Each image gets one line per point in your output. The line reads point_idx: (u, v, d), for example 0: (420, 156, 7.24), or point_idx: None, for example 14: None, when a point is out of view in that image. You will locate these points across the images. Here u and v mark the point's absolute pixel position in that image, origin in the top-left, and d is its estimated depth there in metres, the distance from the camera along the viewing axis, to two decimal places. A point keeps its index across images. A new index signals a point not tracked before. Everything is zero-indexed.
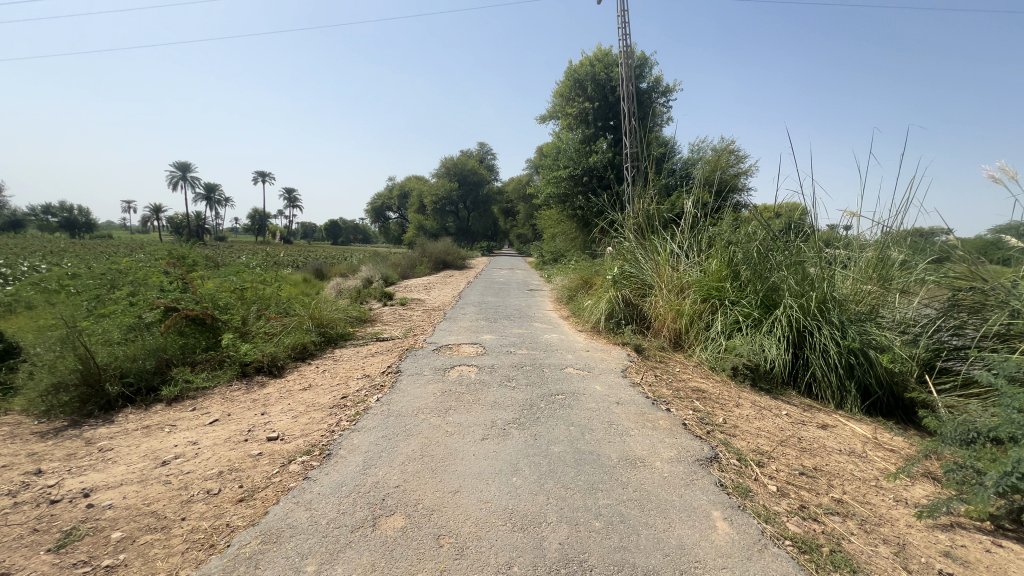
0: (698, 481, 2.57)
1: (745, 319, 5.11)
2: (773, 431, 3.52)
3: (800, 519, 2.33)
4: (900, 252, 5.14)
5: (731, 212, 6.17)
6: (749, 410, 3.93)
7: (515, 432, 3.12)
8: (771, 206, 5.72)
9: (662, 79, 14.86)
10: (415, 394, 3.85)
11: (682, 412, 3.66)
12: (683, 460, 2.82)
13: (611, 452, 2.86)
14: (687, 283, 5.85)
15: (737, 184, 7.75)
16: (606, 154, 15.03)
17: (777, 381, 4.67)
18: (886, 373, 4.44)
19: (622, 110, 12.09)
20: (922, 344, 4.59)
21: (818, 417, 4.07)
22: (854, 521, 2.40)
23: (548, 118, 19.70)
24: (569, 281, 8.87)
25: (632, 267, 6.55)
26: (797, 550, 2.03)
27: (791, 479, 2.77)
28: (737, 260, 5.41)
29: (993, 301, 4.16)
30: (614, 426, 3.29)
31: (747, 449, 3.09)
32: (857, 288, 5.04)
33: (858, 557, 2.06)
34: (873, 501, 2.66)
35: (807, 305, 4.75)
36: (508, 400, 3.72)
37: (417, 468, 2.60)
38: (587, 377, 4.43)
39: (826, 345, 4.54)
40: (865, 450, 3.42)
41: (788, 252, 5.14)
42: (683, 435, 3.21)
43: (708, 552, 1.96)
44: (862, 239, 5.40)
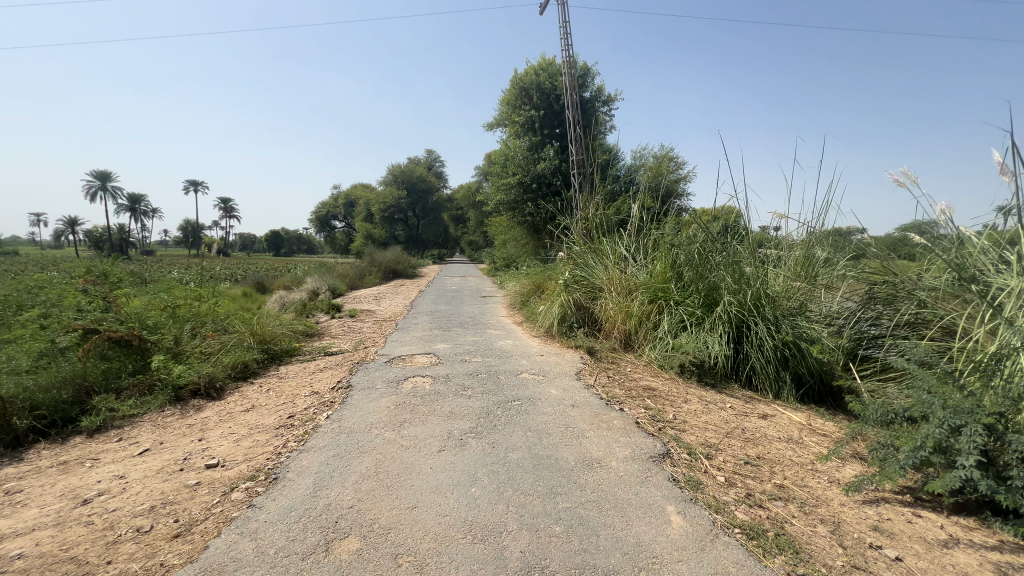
0: (652, 478, 2.64)
1: (690, 317, 5.34)
2: (719, 424, 3.70)
3: (747, 506, 2.44)
4: (823, 250, 5.51)
5: (673, 216, 6.44)
6: (696, 405, 4.10)
7: (472, 441, 3.09)
8: (709, 211, 6.02)
9: (604, 89, 15.40)
10: (367, 409, 3.72)
11: (634, 411, 3.77)
12: (637, 458, 2.89)
13: (568, 455, 2.89)
14: (634, 285, 6.05)
15: (679, 190, 8.13)
16: (553, 162, 15.38)
17: (721, 375, 4.94)
18: (816, 363, 4.80)
19: (568, 119, 12.40)
20: (846, 335, 4.99)
21: (759, 407, 4.31)
22: (795, 504, 2.55)
23: (496, 125, 19.96)
24: (522, 287, 8.91)
25: (582, 272, 6.69)
26: (745, 537, 2.13)
27: (737, 468, 2.92)
28: (679, 262, 5.65)
29: (904, 293, 4.57)
30: (570, 429, 3.32)
31: (696, 443, 3.22)
32: (787, 285, 5.28)
33: (800, 539, 2.19)
34: (811, 484, 2.84)
35: (744, 302, 5.03)
36: (464, 409, 3.68)
37: (371, 486, 2.51)
38: (542, 382, 4.46)
39: (762, 340, 4.86)
40: (801, 436, 3.66)
41: (725, 253, 5.38)
42: (636, 433, 3.29)
43: (665, 547, 2.02)
44: (790, 239, 5.77)
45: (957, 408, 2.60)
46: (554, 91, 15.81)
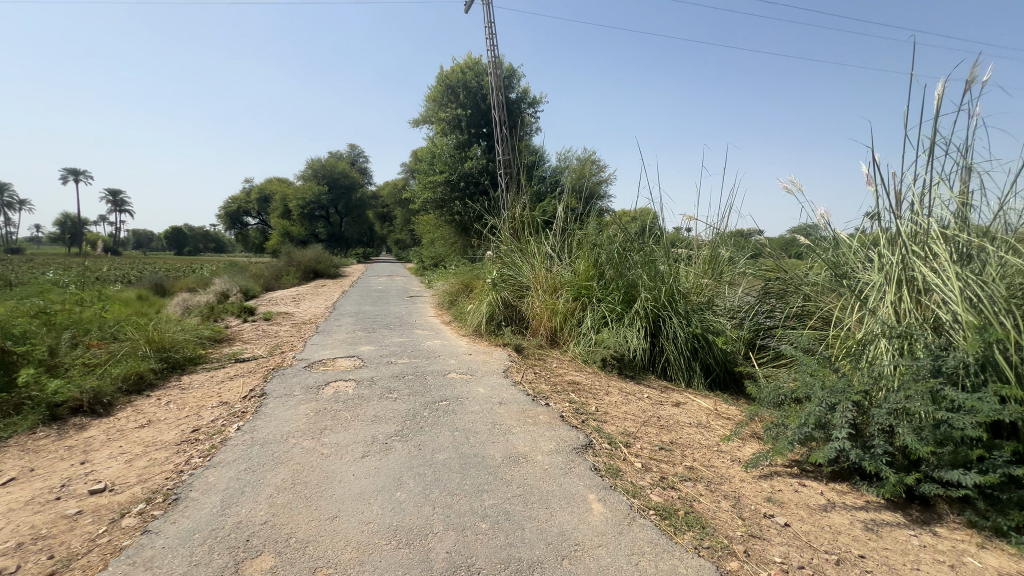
0: (575, 469, 2.75)
1: (611, 313, 5.61)
2: (637, 413, 3.92)
3: (661, 489, 2.61)
4: (727, 249, 6.05)
5: (595, 217, 6.71)
6: (617, 396, 4.32)
7: (397, 445, 3.02)
8: (628, 212, 6.35)
9: (529, 91, 15.70)
10: (283, 418, 3.49)
11: (559, 405, 3.89)
12: (562, 450, 2.98)
13: (495, 452, 2.92)
14: (559, 283, 6.23)
15: (601, 191, 8.48)
16: (480, 161, 15.41)
17: (639, 367, 5.25)
18: (721, 353, 5.26)
19: (494, 119, 12.45)
20: (746, 326, 5.50)
21: (672, 396, 4.64)
22: (702, 483, 2.77)
23: (422, 122, 19.64)
24: (449, 286, 8.83)
25: (510, 270, 6.77)
26: (659, 518, 2.28)
27: (653, 454, 3.11)
28: (601, 261, 5.90)
29: (793, 288, 5.13)
30: (497, 426, 3.35)
31: (616, 433, 3.39)
32: (698, 282, 5.74)
33: (706, 515, 2.39)
34: (716, 464, 3.11)
35: (659, 298, 5.37)
36: (389, 413, 3.58)
37: (287, 499, 2.36)
38: (471, 381, 4.47)
39: (676, 333, 5.25)
40: (709, 421, 3.99)
41: (642, 252, 5.70)
42: (560, 427, 3.40)
43: (586, 534, 2.11)
44: (699, 240, 6.25)
45: (833, 388, 2.97)
46: (481, 91, 15.84)
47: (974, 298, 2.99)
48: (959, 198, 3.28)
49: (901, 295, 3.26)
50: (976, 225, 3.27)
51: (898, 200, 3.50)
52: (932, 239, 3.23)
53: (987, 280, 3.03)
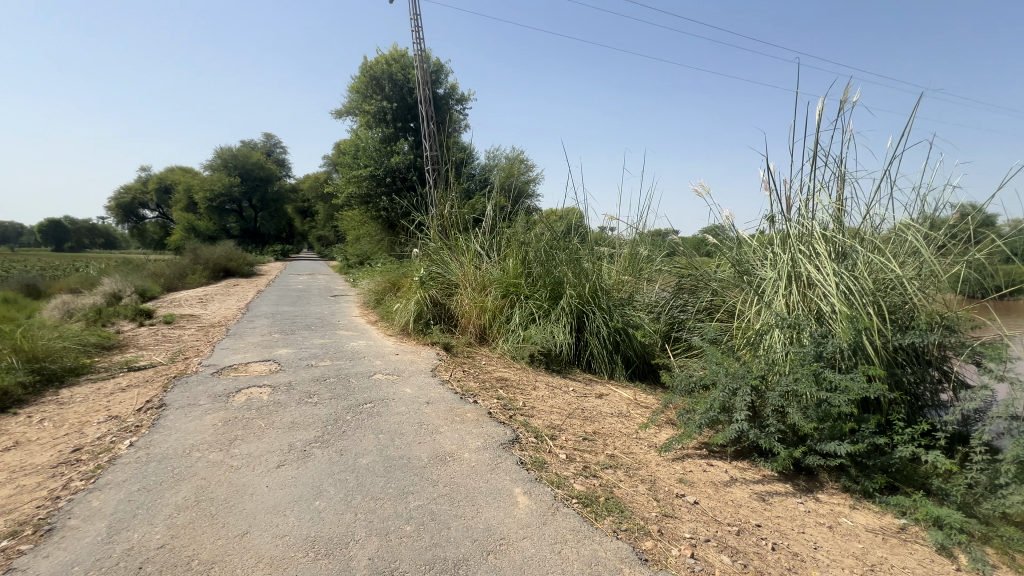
0: (502, 464, 2.78)
1: (538, 310, 5.73)
2: (562, 406, 4.05)
3: (584, 478, 2.72)
4: (646, 248, 6.43)
5: (523, 215, 6.81)
6: (543, 391, 4.43)
7: (317, 451, 2.87)
8: (554, 212, 6.53)
9: (457, 88, 15.58)
10: (186, 430, 3.19)
11: (487, 402, 3.91)
12: (489, 447, 3.00)
13: (421, 453, 2.87)
14: (488, 281, 6.25)
15: (529, 191, 8.64)
16: (407, 156, 15.04)
17: (565, 361, 5.42)
18: (640, 345, 5.58)
19: (420, 114, 12.17)
20: (662, 320, 5.87)
21: (596, 388, 4.84)
22: (622, 469, 2.92)
23: (345, 113, 18.81)
24: (375, 284, 8.54)
25: (438, 268, 6.68)
26: (581, 506, 2.37)
27: (577, 445, 3.23)
28: (529, 259, 6.00)
29: (702, 283, 5.55)
30: (424, 427, 3.30)
31: (542, 426, 3.48)
32: (619, 279, 6.05)
33: (625, 499, 2.52)
34: (635, 450, 3.29)
35: (583, 294, 5.58)
36: (308, 418, 3.40)
37: (189, 519, 2.16)
38: (397, 382, 4.35)
39: (599, 328, 5.49)
40: (629, 410, 4.21)
41: (568, 250, 5.88)
42: (488, 423, 3.42)
43: (512, 527, 2.15)
44: (620, 239, 6.56)
45: (734, 374, 3.26)
46: (407, 84, 15.46)
47: (847, 291, 3.41)
48: (836, 204, 3.73)
49: (791, 289, 3.65)
50: (849, 228, 3.74)
51: (787, 205, 3.91)
52: (815, 239, 3.64)
53: (857, 276, 3.47)
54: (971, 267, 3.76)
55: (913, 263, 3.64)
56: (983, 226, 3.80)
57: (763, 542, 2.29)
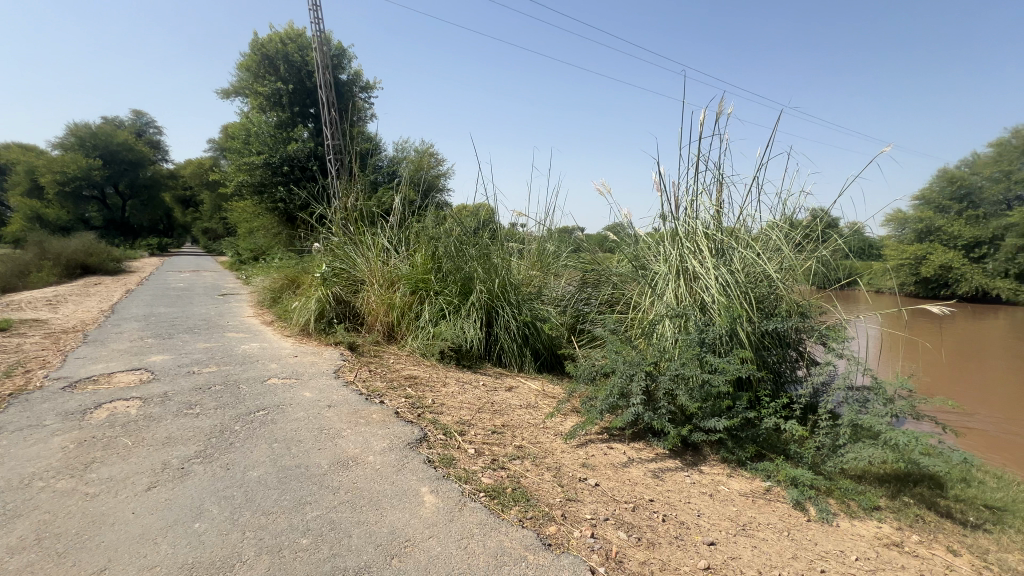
0: (409, 464, 2.71)
1: (448, 306, 5.68)
2: (472, 401, 4.05)
3: (491, 471, 2.75)
4: (553, 244, 6.64)
5: (432, 210, 6.69)
6: (453, 387, 4.40)
7: (198, 468, 2.58)
8: (464, 206, 6.49)
9: (362, 75, 14.85)
10: (24, 456, 2.68)
11: (395, 402, 3.79)
12: (395, 447, 2.92)
13: (321, 460, 2.71)
14: (396, 277, 6.06)
15: (438, 185, 8.49)
16: (307, 144, 14.05)
17: (475, 356, 5.45)
18: (548, 338, 5.77)
19: (320, 99, 11.36)
20: (568, 313, 6.10)
21: (506, 381, 4.92)
22: (529, 459, 3.00)
23: (233, 93, 17.10)
24: (270, 281, 7.86)
25: (342, 264, 6.33)
26: (488, 499, 2.39)
27: (486, 438, 3.26)
28: (439, 254, 5.91)
29: (603, 277, 5.86)
30: (325, 431, 3.12)
31: (451, 423, 3.45)
32: (527, 274, 6.19)
33: (531, 488, 2.59)
34: (542, 440, 3.39)
35: (493, 289, 5.62)
36: (188, 432, 3.04)
37: (26, 562, 1.82)
38: (295, 386, 4.05)
39: (508, 322, 5.59)
40: (536, 401, 4.34)
41: (477, 246, 5.87)
42: (395, 424, 3.32)
43: (417, 528, 2.11)
44: (529, 235, 6.71)
45: (631, 361, 3.51)
46: (305, 67, 14.42)
47: (725, 284, 3.81)
48: (715, 205, 4.14)
49: (679, 282, 4.00)
50: (726, 227, 4.17)
51: (676, 205, 4.27)
52: (698, 237, 4.02)
53: (732, 270, 3.89)
54: (820, 262, 4.39)
55: (777, 258, 4.16)
56: (829, 227, 4.45)
57: (655, 515, 2.48)
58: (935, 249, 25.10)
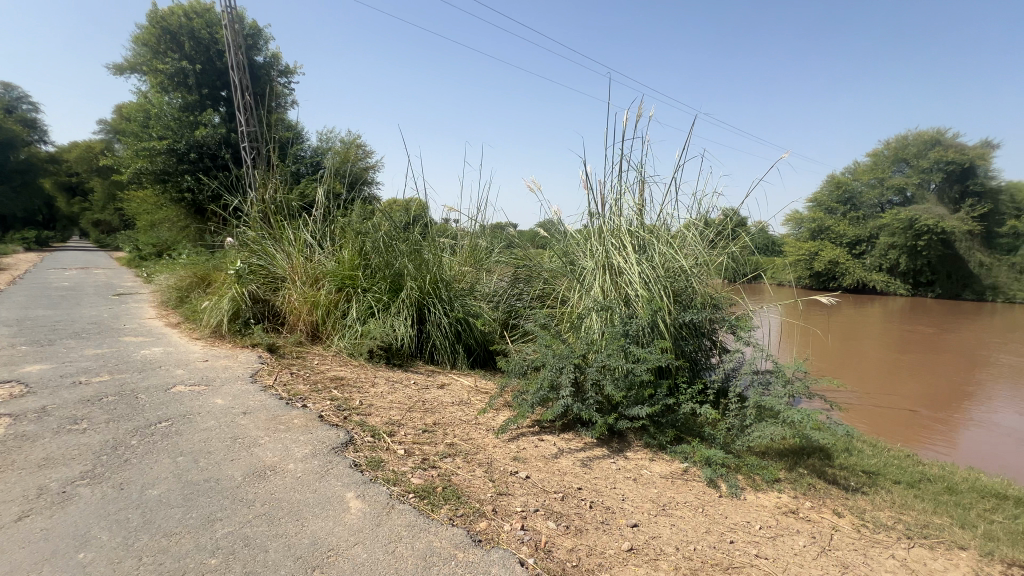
0: (333, 469, 2.59)
1: (377, 303, 5.49)
2: (403, 401, 3.95)
3: (421, 471, 2.69)
4: (486, 240, 6.62)
5: (360, 203, 6.41)
6: (383, 387, 4.27)
7: (84, 490, 2.28)
8: (394, 201, 6.29)
9: (280, 58, 13.89)
10: None
11: (319, 405, 3.60)
12: (318, 453, 2.77)
13: (234, 471, 2.51)
14: (321, 274, 5.76)
15: (367, 177, 8.15)
16: (218, 130, 12.92)
17: (406, 354, 5.32)
18: (481, 334, 5.76)
19: (233, 81, 10.46)
20: (500, 308, 6.11)
21: (438, 379, 4.86)
22: (460, 456, 2.98)
23: (128, 70, 15.31)
24: (176, 279, 7.14)
25: (259, 260, 5.90)
26: (417, 499, 2.35)
27: (416, 438, 3.19)
28: (367, 250, 5.68)
29: (535, 273, 5.95)
30: (239, 441, 2.89)
31: (380, 424, 3.34)
32: (460, 270, 6.12)
33: (462, 485, 2.57)
34: (473, 436, 3.38)
35: (424, 286, 5.51)
36: (72, 450, 2.68)
37: None
38: (205, 393, 3.72)
39: (440, 319, 5.51)
40: (469, 397, 4.32)
41: (408, 241, 5.72)
42: (318, 428, 3.15)
43: (341, 535, 2.02)
44: (461, 231, 6.63)
45: (560, 354, 3.59)
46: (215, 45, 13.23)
47: (646, 278, 4.02)
48: (638, 204, 4.34)
49: (605, 277, 4.15)
50: (648, 224, 4.39)
51: (601, 203, 4.42)
52: (622, 234, 4.19)
53: (653, 265, 4.11)
54: (731, 257, 4.75)
55: (693, 254, 4.44)
56: (739, 225, 4.82)
57: (583, 502, 2.57)
58: (825, 246, 28.23)
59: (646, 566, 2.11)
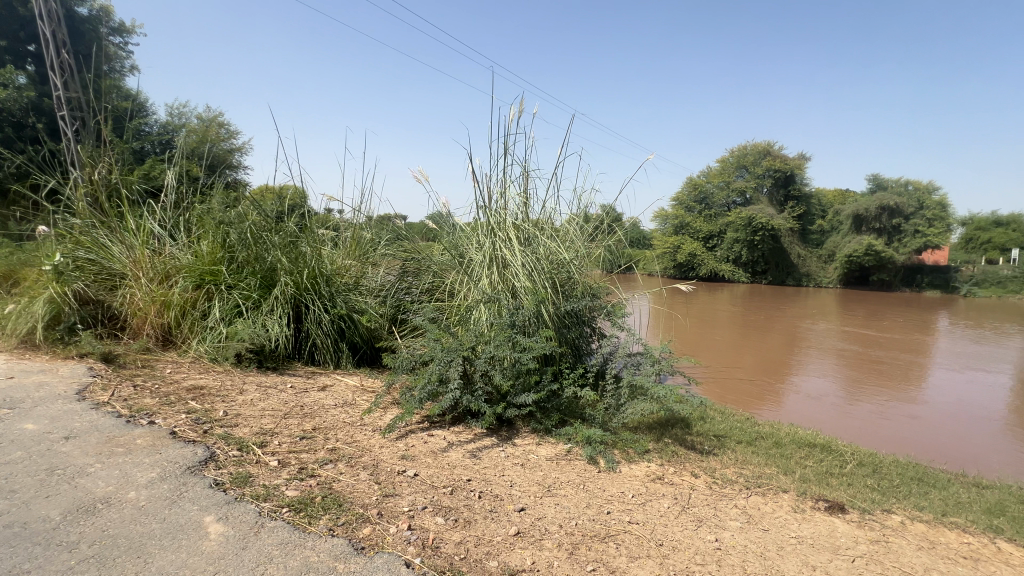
0: (189, 492, 2.27)
1: (245, 301, 4.92)
2: (277, 407, 3.60)
3: (297, 481, 2.48)
4: (371, 232, 6.27)
5: (222, 189, 5.67)
6: (253, 394, 3.84)
7: None
8: (265, 187, 5.67)
9: (111, 12, 11.68)
10: None
11: (171, 420, 3.12)
12: (169, 475, 2.40)
13: (52, 510, 2.07)
14: (174, 269, 5.00)
15: (231, 159, 7.25)
16: (24, 93, 10.48)
17: (281, 356, 4.86)
18: (366, 330, 5.46)
19: (44, 34, 8.54)
20: (388, 303, 5.83)
21: (319, 380, 4.52)
22: (343, 461, 2.80)
23: None
24: None
25: (88, 253, 4.93)
26: (292, 513, 2.16)
27: (292, 446, 2.93)
28: (231, 242, 5.05)
29: (424, 266, 5.80)
30: (60, 472, 2.39)
31: (249, 435, 3.01)
32: (342, 263, 5.73)
33: (344, 492, 2.42)
34: (359, 438, 3.21)
35: (301, 281, 5.05)
36: None
37: None
38: (9, 417, 3.01)
39: (320, 316, 5.12)
40: (354, 398, 4.09)
41: (282, 232, 5.20)
42: (170, 446, 2.74)
43: (197, 567, 1.78)
44: (344, 222, 6.21)
45: (449, 348, 3.57)
46: None
47: (531, 270, 4.15)
48: (522, 198, 4.46)
49: (492, 269, 4.19)
50: (533, 218, 4.53)
51: (488, 195, 4.45)
52: (509, 227, 4.27)
53: (538, 257, 4.25)
54: (608, 249, 5.10)
55: (575, 248, 4.67)
56: (615, 221, 5.17)
57: (472, 493, 2.58)
58: (686, 240, 32.00)
59: (531, 548, 2.20)
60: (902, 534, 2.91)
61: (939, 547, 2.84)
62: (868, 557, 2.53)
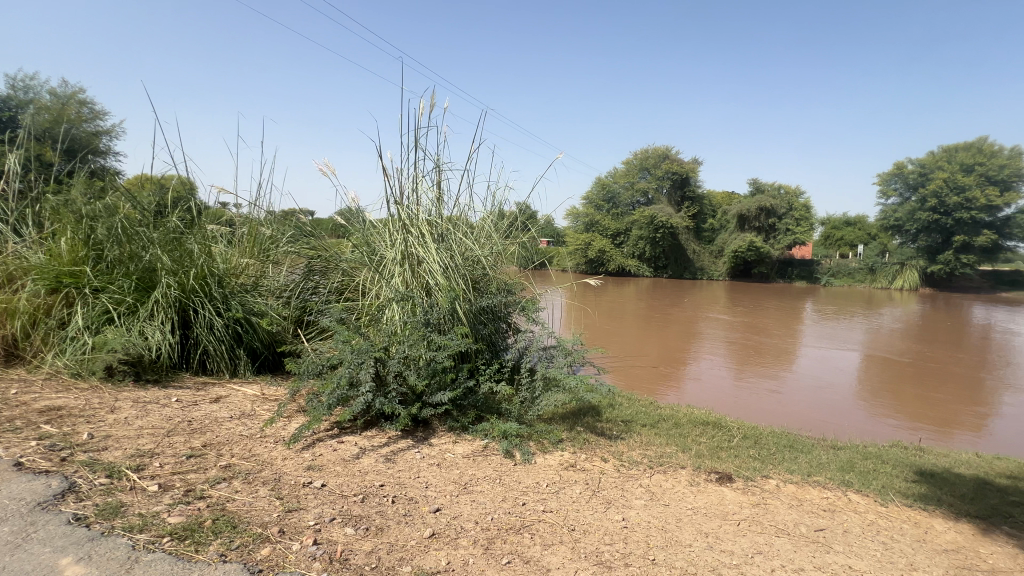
0: (40, 532, 1.93)
1: (117, 307, 4.29)
2: (159, 425, 3.19)
3: (182, 506, 2.22)
4: (270, 227, 5.75)
5: (84, 178, 4.90)
6: (128, 411, 3.37)
7: None
8: (140, 176, 4.99)
9: None
10: None
11: (17, 449, 2.63)
12: (13, 515, 2.02)
13: None
14: (20, 271, 4.23)
15: (96, 143, 6.29)
16: None
17: (165, 367, 4.31)
18: (268, 335, 5.02)
19: None
20: (292, 305, 5.41)
21: (211, 391, 4.08)
22: (239, 478, 2.55)
23: None
24: None
25: None
26: (175, 542, 1.93)
27: (177, 467, 2.61)
28: (97, 238, 4.38)
29: (332, 264, 5.45)
30: None
31: (122, 459, 2.63)
32: (236, 262, 5.20)
33: (240, 511, 2.21)
34: (258, 452, 2.95)
35: (186, 282, 4.51)
36: None
37: None
38: None
39: (211, 320, 4.62)
40: (253, 408, 3.75)
41: (162, 228, 4.60)
42: (15, 481, 2.31)
43: None
44: (239, 216, 5.65)
45: (359, 349, 3.40)
46: None
47: (445, 268, 4.08)
48: (435, 194, 4.37)
49: (404, 267, 4.07)
50: (447, 214, 4.46)
51: (399, 190, 4.30)
52: (422, 224, 4.16)
53: (452, 255, 4.19)
54: (522, 246, 5.18)
55: (490, 244, 4.67)
56: (529, 218, 5.24)
57: (384, 499, 2.49)
58: (596, 237, 33.65)
59: (446, 548, 2.17)
60: (776, 496, 3.31)
61: (805, 504, 3.27)
62: (751, 519, 2.84)
